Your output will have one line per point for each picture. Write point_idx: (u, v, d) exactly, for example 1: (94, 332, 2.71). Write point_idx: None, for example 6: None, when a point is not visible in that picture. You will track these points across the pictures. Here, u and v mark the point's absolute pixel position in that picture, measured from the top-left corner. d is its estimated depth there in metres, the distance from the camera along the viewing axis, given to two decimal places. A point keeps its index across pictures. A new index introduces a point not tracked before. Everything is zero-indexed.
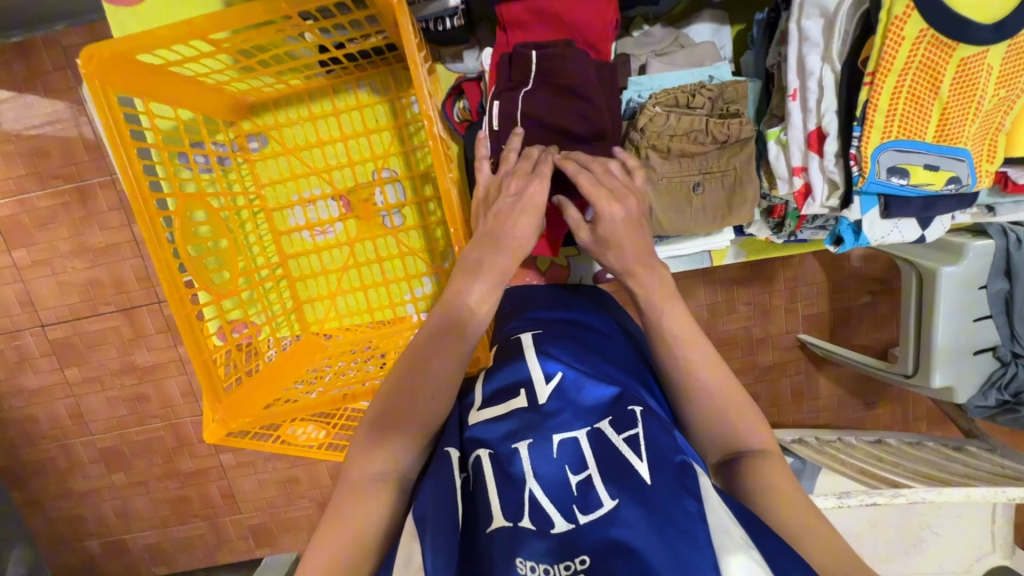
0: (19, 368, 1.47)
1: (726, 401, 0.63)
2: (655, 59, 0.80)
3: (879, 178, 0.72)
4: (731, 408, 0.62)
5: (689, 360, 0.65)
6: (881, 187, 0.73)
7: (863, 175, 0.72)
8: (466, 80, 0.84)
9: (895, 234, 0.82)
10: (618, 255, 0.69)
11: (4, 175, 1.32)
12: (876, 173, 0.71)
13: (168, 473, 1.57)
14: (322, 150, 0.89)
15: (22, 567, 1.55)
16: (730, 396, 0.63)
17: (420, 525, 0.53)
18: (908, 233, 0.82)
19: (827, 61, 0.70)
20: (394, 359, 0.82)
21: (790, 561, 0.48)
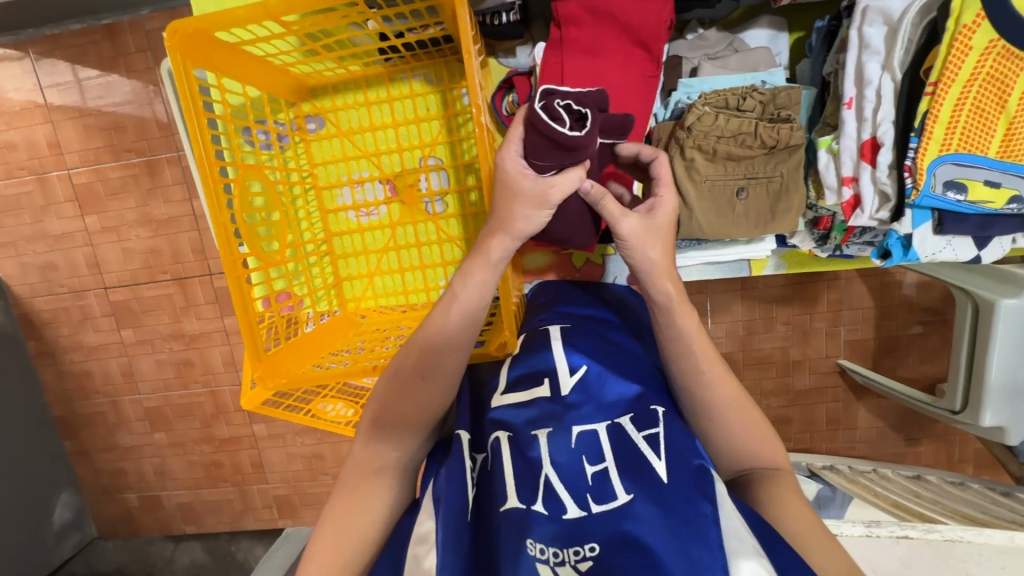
0: (81, 325, 1.58)
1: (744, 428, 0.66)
2: (707, 63, 0.79)
3: (934, 193, 0.69)
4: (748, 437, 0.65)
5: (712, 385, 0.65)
6: (936, 203, 0.69)
7: (916, 188, 0.68)
8: (517, 74, 0.85)
9: (947, 252, 0.76)
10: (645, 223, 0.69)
11: (85, 146, 1.43)
12: (932, 187, 0.68)
13: (205, 437, 1.65)
14: (374, 135, 0.93)
15: None
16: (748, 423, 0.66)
17: (435, 502, 0.55)
18: (964, 254, 0.76)
19: (887, 71, 0.69)
20: None
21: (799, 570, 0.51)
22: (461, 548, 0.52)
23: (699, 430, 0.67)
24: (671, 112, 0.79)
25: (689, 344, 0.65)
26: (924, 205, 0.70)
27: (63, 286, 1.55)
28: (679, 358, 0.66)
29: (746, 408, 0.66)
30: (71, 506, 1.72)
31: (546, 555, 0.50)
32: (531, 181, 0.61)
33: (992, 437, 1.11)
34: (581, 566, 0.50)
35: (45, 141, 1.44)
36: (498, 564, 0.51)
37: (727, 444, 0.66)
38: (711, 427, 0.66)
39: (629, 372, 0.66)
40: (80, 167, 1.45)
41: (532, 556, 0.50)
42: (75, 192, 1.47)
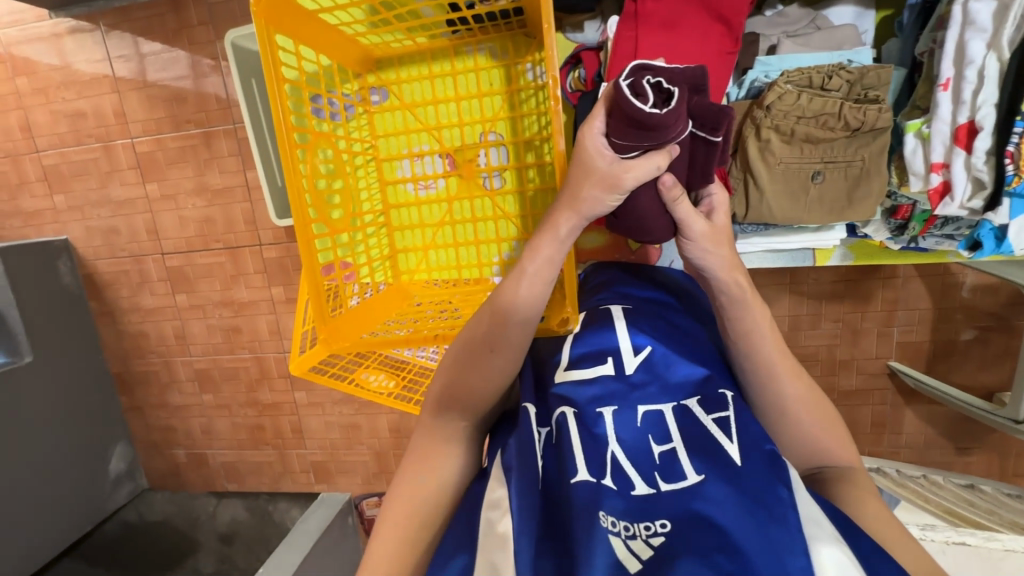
0: (140, 288, 1.66)
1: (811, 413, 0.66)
2: (788, 40, 0.76)
3: None
4: (816, 421, 0.66)
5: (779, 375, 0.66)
6: None
7: (1019, 176, 0.66)
8: (585, 49, 0.83)
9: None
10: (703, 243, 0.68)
11: (148, 116, 1.49)
12: None
13: (249, 401, 1.73)
14: (437, 108, 0.93)
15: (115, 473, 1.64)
16: (814, 408, 0.66)
17: (505, 469, 0.56)
18: None
19: (993, 49, 0.65)
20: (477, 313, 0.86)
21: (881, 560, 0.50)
22: (533, 512, 0.53)
23: (773, 428, 0.67)
24: (745, 91, 0.77)
25: (761, 342, 0.66)
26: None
27: (123, 250, 1.63)
28: (753, 355, 0.67)
29: (817, 403, 0.67)
30: (126, 458, 1.84)
31: (618, 527, 0.51)
32: (607, 161, 0.62)
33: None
34: (653, 540, 0.50)
35: (111, 110, 1.50)
36: (571, 533, 0.51)
37: (800, 439, 0.66)
38: (775, 418, 0.66)
39: (695, 359, 0.66)
40: (143, 136, 1.51)
41: (605, 528, 0.50)
42: (138, 160, 1.54)
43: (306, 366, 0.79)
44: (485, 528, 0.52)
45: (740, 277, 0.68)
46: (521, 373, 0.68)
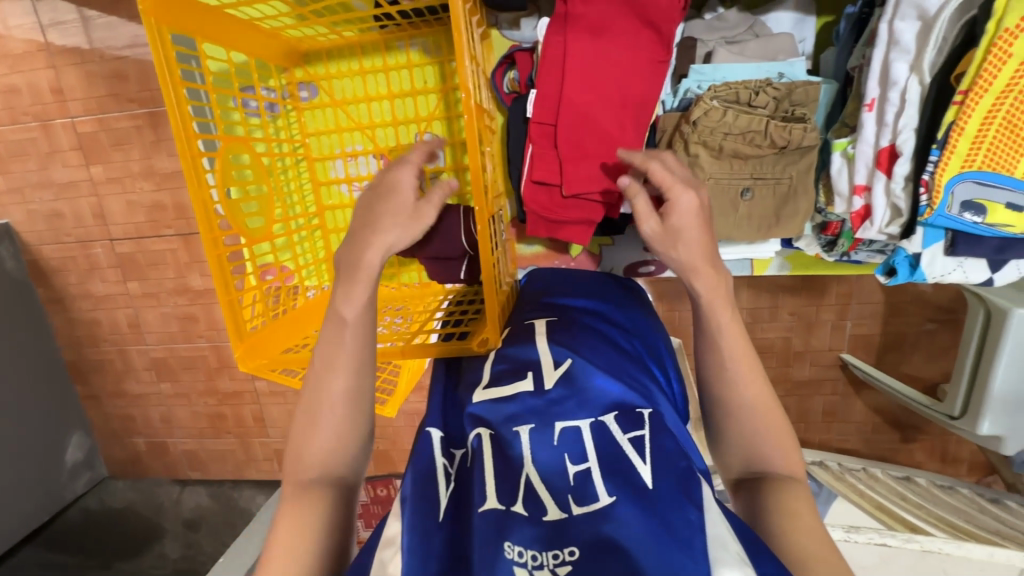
0: (89, 275, 1.59)
1: (755, 413, 0.63)
2: (723, 47, 0.73)
3: (949, 212, 0.65)
4: (761, 424, 0.63)
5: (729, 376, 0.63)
6: (950, 222, 0.66)
7: (931, 206, 0.65)
8: (519, 50, 0.80)
9: (958, 273, 0.75)
10: (686, 248, 0.62)
11: (88, 94, 1.40)
12: (947, 207, 0.64)
13: (209, 389, 1.69)
14: (368, 106, 0.89)
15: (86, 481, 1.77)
16: (760, 410, 0.63)
17: (402, 502, 0.55)
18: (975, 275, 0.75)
19: (916, 71, 0.63)
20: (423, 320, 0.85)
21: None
22: (431, 552, 0.50)
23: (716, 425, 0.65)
24: (678, 101, 0.75)
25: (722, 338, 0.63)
26: (936, 223, 0.67)
27: (70, 236, 1.55)
28: (716, 350, 0.64)
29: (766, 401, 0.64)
30: (83, 447, 1.78)
31: (525, 558, 0.47)
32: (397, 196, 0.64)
33: (987, 443, 1.18)
34: (559, 571, 0.46)
35: (48, 86, 1.41)
36: (470, 564, 0.48)
37: (749, 439, 0.63)
38: (718, 419, 0.65)
39: (617, 370, 0.62)
40: (84, 115, 1.42)
41: (509, 559, 0.47)
42: (80, 140, 1.45)
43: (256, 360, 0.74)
44: (377, 569, 0.51)
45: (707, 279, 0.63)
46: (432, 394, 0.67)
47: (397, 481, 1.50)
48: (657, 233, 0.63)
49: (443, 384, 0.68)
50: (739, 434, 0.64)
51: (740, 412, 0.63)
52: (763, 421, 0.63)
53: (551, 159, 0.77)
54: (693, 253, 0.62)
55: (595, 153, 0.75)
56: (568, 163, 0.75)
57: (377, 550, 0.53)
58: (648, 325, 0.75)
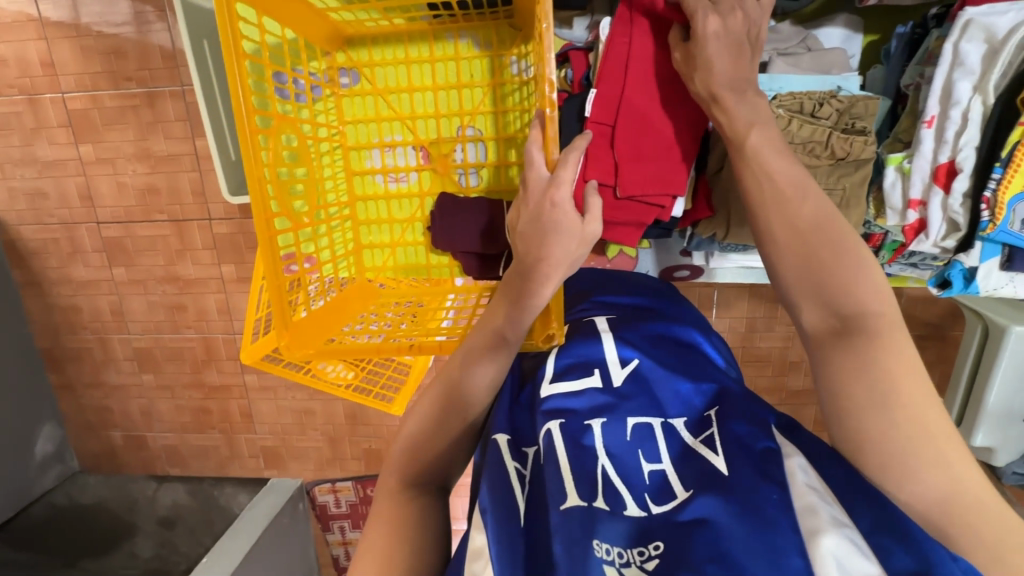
0: (71, 259, 1.51)
1: (823, 246, 0.55)
2: (779, 59, 0.75)
3: (1009, 228, 0.69)
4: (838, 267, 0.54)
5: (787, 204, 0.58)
6: (1009, 238, 0.69)
7: (993, 222, 0.69)
8: (573, 49, 0.82)
9: (1007, 288, 0.78)
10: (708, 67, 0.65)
11: (82, 69, 1.34)
12: (1009, 223, 0.68)
13: (194, 382, 1.63)
14: (411, 97, 0.87)
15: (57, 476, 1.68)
16: (826, 236, 0.55)
17: (481, 513, 0.52)
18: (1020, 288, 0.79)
19: (979, 92, 0.67)
20: (428, 320, 0.83)
21: (888, 538, 0.45)
22: (517, 558, 0.49)
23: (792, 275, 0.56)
24: None
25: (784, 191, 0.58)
26: (995, 239, 0.71)
27: (52, 217, 1.47)
28: (779, 214, 0.58)
29: (842, 248, 0.55)
30: (54, 440, 1.69)
31: (612, 555, 0.48)
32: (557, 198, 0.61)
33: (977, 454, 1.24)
34: (648, 567, 0.47)
35: (38, 58, 1.34)
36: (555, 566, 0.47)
37: (835, 292, 0.54)
38: (795, 266, 0.56)
39: (696, 374, 0.59)
40: (75, 91, 1.36)
41: (599, 557, 0.47)
42: (69, 117, 1.38)
43: (258, 355, 0.83)
44: None
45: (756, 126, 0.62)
46: (500, 393, 0.63)
47: None
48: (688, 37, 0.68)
49: (510, 376, 0.65)
50: (816, 287, 0.55)
51: (819, 264, 0.55)
52: (842, 264, 0.54)
53: (606, 160, 0.79)
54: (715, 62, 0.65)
55: (652, 156, 0.77)
56: (625, 163, 0.77)
57: (466, 561, 0.51)
58: (693, 315, 0.73)
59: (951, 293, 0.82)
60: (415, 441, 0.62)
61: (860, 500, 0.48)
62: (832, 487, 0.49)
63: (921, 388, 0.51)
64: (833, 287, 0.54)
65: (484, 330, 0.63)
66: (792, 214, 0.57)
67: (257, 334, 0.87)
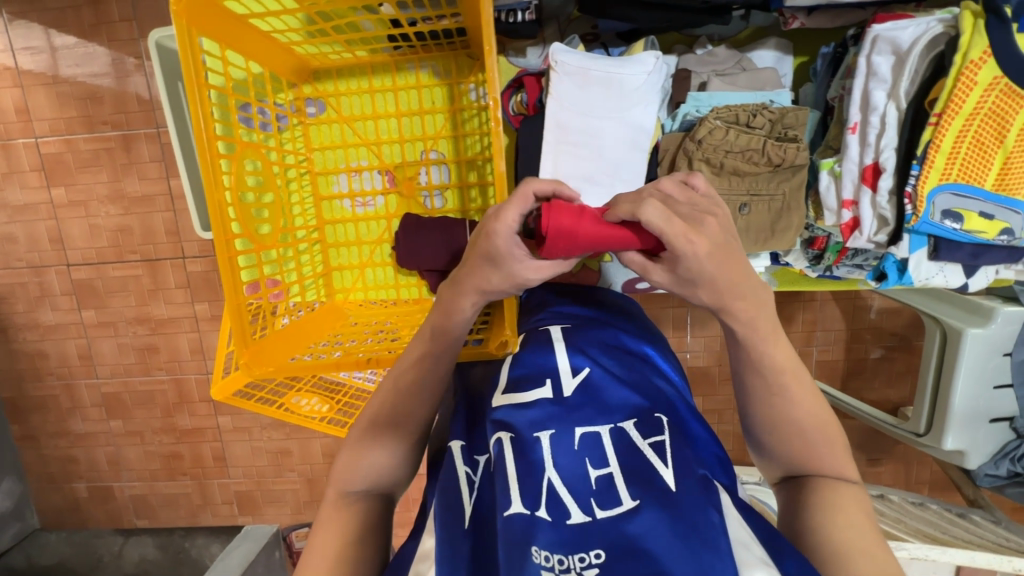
0: (38, 303, 1.49)
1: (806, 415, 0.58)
2: (716, 79, 0.85)
3: (932, 219, 0.75)
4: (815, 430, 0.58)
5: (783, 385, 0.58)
6: (933, 228, 0.76)
7: (915, 214, 0.75)
8: (527, 74, 0.88)
9: (938, 277, 0.84)
10: (707, 287, 0.55)
11: (57, 114, 1.36)
12: (930, 214, 0.74)
13: (166, 427, 1.58)
14: (376, 123, 0.91)
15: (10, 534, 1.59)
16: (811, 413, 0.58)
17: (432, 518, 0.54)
18: (954, 279, 0.84)
19: (893, 98, 0.75)
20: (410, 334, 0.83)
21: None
22: (460, 559, 0.50)
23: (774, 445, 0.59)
24: (679, 123, 0.85)
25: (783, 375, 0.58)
26: (922, 230, 0.76)
27: (20, 261, 1.46)
28: (768, 396, 0.58)
29: (826, 428, 0.58)
30: (12, 495, 1.60)
31: (552, 562, 0.47)
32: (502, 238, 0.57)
33: (951, 458, 1.25)
34: (588, 573, 0.46)
35: (13, 105, 1.36)
36: (498, 569, 0.48)
37: (797, 464, 0.58)
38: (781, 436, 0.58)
39: (639, 385, 0.61)
40: (50, 136, 1.37)
41: (537, 563, 0.47)
42: (42, 161, 1.39)
43: (230, 391, 0.76)
44: None
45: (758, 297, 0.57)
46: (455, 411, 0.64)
47: None
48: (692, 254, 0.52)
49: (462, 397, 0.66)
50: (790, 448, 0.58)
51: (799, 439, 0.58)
52: (819, 443, 0.58)
53: None
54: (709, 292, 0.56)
55: None
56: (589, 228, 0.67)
57: (414, 561, 0.52)
58: (645, 329, 0.74)
59: (889, 285, 0.86)
60: (359, 455, 0.62)
61: (790, 546, 0.50)
62: (761, 537, 0.50)
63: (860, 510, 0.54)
64: (800, 450, 0.58)
65: (424, 342, 0.64)
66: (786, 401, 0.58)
67: (225, 369, 0.80)
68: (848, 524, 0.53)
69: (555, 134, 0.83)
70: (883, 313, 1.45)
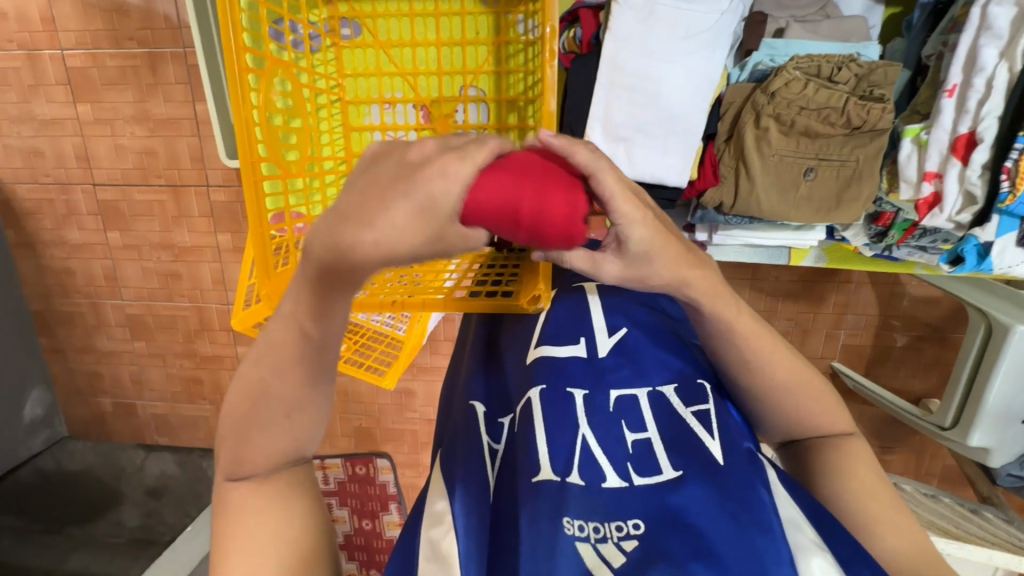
0: (65, 221, 1.49)
1: (799, 388, 0.57)
2: (796, 25, 0.77)
3: None
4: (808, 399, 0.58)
5: (760, 366, 0.56)
6: None
7: (1012, 193, 0.70)
8: (583, 6, 0.80)
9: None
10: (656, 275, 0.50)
11: (82, 26, 1.31)
12: None
13: (187, 352, 1.60)
14: (414, 51, 0.85)
15: (41, 441, 1.66)
16: (802, 383, 0.57)
17: (449, 481, 0.52)
18: None
19: (1005, 59, 0.68)
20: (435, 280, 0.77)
21: (864, 566, 0.45)
22: (485, 524, 0.48)
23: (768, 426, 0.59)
24: (747, 73, 0.78)
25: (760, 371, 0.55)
26: (1015, 211, 0.71)
27: (48, 177, 1.44)
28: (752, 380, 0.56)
29: (822, 396, 0.59)
30: (42, 403, 1.66)
31: (586, 531, 0.45)
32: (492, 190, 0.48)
33: (972, 454, 1.21)
34: (625, 544, 0.44)
35: (38, 13, 1.31)
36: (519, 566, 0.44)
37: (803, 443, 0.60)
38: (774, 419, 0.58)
39: (679, 351, 0.58)
40: (75, 49, 1.32)
41: (570, 535, 0.44)
42: (68, 75, 1.35)
43: (249, 320, 0.73)
44: (427, 549, 0.48)
45: (699, 279, 0.52)
46: (473, 373, 0.62)
47: (377, 460, 1.54)
48: (622, 268, 0.49)
49: (484, 366, 0.62)
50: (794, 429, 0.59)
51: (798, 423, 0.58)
52: (818, 413, 0.58)
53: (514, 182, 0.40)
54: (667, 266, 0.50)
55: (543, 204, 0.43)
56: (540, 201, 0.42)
57: (423, 528, 0.50)
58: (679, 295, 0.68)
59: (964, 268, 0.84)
60: (243, 446, 0.46)
61: (840, 528, 0.48)
62: (809, 515, 0.48)
63: (875, 479, 0.57)
64: (797, 427, 0.59)
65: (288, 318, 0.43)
66: (770, 380, 0.56)
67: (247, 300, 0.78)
68: (869, 498, 0.56)
69: (609, 74, 0.77)
70: (918, 301, 1.38)
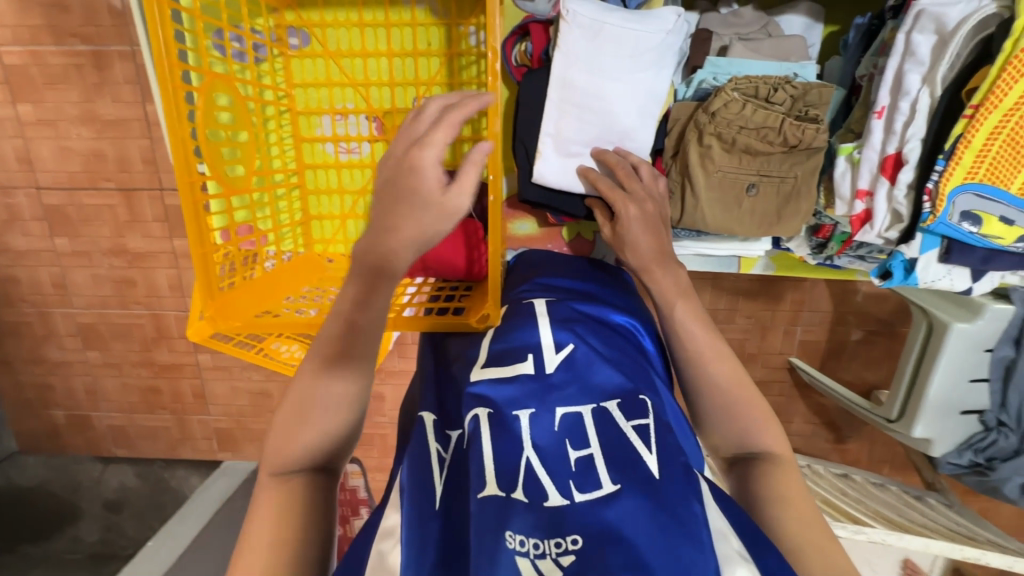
0: (7, 226, 1.41)
1: (736, 393, 0.67)
2: (738, 43, 0.79)
3: (948, 220, 0.73)
4: (747, 409, 0.66)
5: (706, 362, 0.68)
6: (947, 230, 0.74)
7: (932, 214, 0.73)
8: (533, 21, 0.80)
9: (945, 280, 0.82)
10: (634, 255, 0.73)
11: (18, 22, 1.23)
12: (947, 215, 0.72)
13: (144, 360, 1.55)
14: (364, 62, 0.84)
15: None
16: (739, 389, 0.67)
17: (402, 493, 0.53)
18: (960, 281, 0.82)
19: (927, 84, 0.71)
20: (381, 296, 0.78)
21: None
22: (430, 544, 0.48)
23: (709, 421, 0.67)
24: (694, 90, 0.80)
25: (692, 337, 0.69)
26: (935, 231, 0.75)
27: None
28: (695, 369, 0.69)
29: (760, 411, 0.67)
30: None
31: (527, 547, 0.45)
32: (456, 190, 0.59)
33: (916, 445, 1.27)
34: (563, 560, 0.44)
35: None
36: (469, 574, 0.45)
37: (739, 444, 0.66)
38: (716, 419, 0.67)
39: (630, 373, 0.59)
40: (12, 46, 1.25)
41: (511, 548, 0.45)
42: (5, 73, 1.27)
43: (195, 338, 0.69)
44: (376, 559, 0.49)
45: (669, 279, 0.71)
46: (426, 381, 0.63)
47: (347, 465, 1.56)
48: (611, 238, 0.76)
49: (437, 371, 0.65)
50: (727, 428, 0.67)
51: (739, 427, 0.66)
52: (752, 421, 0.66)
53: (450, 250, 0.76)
54: (642, 257, 0.73)
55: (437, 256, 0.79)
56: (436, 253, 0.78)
57: (376, 539, 0.51)
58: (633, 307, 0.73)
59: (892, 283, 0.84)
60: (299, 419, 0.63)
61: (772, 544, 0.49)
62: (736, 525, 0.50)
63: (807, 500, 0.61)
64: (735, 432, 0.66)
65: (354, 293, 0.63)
66: (713, 374, 0.68)
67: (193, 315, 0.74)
68: (797, 516, 0.59)
69: (560, 91, 0.77)
70: (869, 298, 1.44)
